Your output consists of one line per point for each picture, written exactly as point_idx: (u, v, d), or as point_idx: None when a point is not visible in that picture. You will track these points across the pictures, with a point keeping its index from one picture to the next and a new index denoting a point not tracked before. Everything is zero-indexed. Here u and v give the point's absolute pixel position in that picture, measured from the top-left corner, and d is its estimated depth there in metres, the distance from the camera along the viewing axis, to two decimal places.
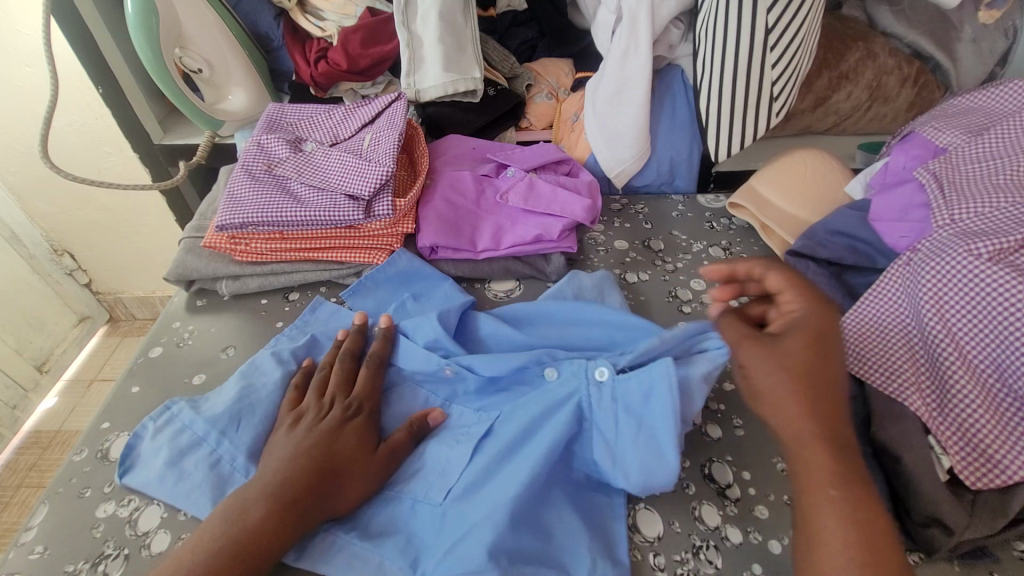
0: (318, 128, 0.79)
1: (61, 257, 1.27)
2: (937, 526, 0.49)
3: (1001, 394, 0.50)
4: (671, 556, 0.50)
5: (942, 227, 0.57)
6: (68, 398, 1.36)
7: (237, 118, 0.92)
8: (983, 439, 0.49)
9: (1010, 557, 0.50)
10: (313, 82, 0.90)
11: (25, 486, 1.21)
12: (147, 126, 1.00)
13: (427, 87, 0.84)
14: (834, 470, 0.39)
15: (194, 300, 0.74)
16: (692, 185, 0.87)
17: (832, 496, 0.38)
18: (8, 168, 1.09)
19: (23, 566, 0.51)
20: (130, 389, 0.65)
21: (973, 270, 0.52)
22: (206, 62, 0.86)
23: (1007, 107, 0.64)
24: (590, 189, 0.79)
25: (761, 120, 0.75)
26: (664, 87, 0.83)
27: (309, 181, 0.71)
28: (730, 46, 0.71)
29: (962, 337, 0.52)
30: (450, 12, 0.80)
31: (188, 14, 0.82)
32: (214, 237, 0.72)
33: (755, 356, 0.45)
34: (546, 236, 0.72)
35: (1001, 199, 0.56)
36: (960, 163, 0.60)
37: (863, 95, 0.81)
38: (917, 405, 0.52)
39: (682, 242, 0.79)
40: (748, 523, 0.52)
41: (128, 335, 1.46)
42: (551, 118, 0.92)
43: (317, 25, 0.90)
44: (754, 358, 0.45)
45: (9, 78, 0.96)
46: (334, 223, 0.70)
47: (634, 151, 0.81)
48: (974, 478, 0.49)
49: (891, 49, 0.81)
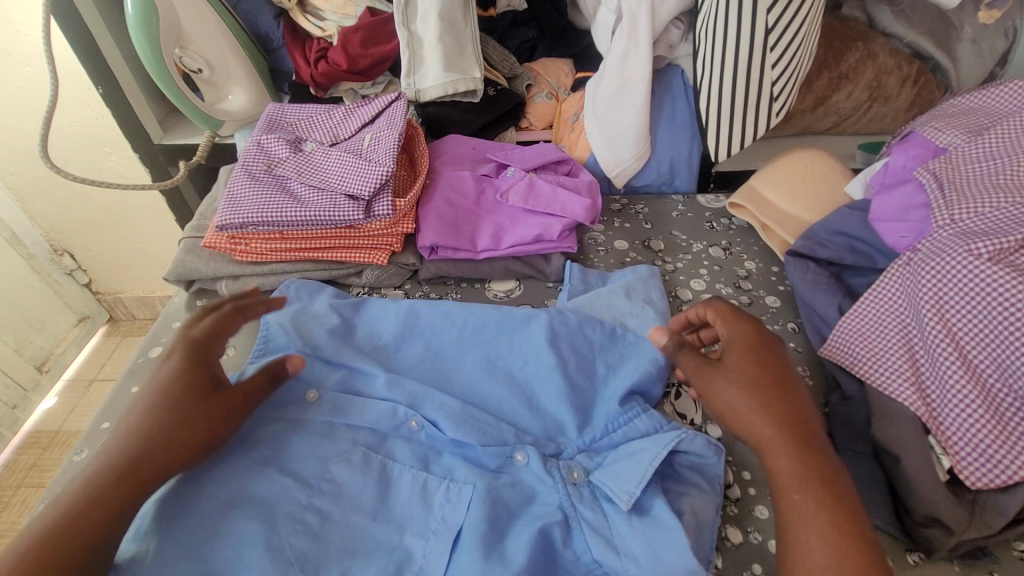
0: (318, 128, 0.79)
1: (61, 257, 1.27)
2: (937, 526, 0.49)
3: (1001, 395, 0.50)
4: None
5: (942, 227, 0.57)
6: (69, 398, 1.36)
7: (237, 118, 0.92)
8: (984, 439, 0.49)
9: (1010, 557, 0.50)
10: (313, 82, 0.90)
11: (25, 486, 1.21)
12: (147, 125, 1.00)
13: (427, 86, 0.84)
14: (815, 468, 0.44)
15: (194, 300, 0.74)
16: (692, 186, 0.87)
17: (794, 500, 0.43)
18: (9, 168, 1.09)
19: None
20: (130, 389, 0.65)
21: (973, 271, 0.52)
22: (206, 62, 0.85)
23: (1007, 107, 0.64)
24: (589, 189, 0.78)
25: (761, 120, 0.75)
26: (664, 87, 0.83)
27: (308, 181, 0.71)
28: (731, 46, 0.71)
29: (963, 336, 0.52)
30: (450, 12, 0.80)
31: (188, 13, 0.82)
32: (214, 237, 0.72)
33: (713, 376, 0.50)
34: (547, 236, 0.72)
35: (1001, 199, 0.56)
36: (960, 163, 0.60)
37: (864, 95, 0.81)
38: (916, 404, 0.52)
39: (682, 243, 0.79)
40: (748, 523, 0.52)
41: (128, 335, 1.46)
42: (551, 118, 0.92)
43: (318, 25, 0.90)
44: (719, 381, 0.49)
45: (11, 78, 0.96)
46: (334, 223, 0.70)
47: (634, 151, 0.81)
48: (974, 478, 0.49)
49: (891, 49, 0.81)
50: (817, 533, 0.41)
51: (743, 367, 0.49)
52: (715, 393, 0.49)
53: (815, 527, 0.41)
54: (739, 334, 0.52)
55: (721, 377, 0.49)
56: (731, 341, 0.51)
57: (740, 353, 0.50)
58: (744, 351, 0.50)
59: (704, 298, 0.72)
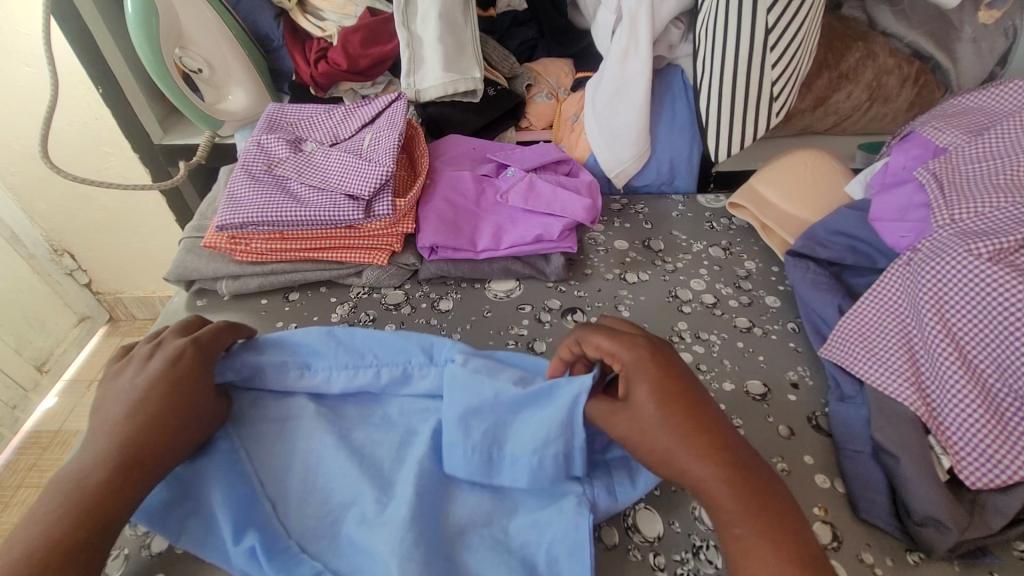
0: (318, 128, 0.79)
1: (62, 257, 1.27)
2: (935, 525, 0.49)
3: (1001, 395, 0.50)
4: (671, 556, 0.50)
5: (942, 227, 0.57)
6: (68, 398, 1.36)
7: (237, 118, 0.92)
8: (984, 440, 0.49)
9: (1010, 557, 0.50)
10: (313, 82, 0.90)
11: (25, 486, 1.21)
12: (147, 126, 1.00)
13: (427, 87, 0.84)
14: (729, 467, 0.41)
15: (194, 300, 0.75)
16: (692, 185, 0.87)
17: (738, 534, 0.39)
18: (9, 168, 1.09)
19: None
20: None
21: (973, 270, 0.52)
22: (206, 62, 0.86)
23: (1007, 107, 0.64)
24: (590, 189, 0.78)
25: (761, 120, 0.75)
26: (664, 87, 0.83)
27: (308, 181, 0.71)
28: (730, 46, 0.71)
29: (962, 336, 0.52)
30: (450, 12, 0.80)
31: (188, 13, 0.82)
32: (214, 237, 0.71)
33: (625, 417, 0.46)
34: (546, 236, 0.72)
35: (1001, 199, 0.56)
36: (960, 163, 0.60)
37: (863, 95, 0.81)
38: (917, 404, 0.52)
39: (682, 243, 0.79)
40: None
41: (128, 335, 1.46)
42: (551, 118, 0.92)
43: (318, 25, 0.90)
44: (629, 424, 0.45)
45: (10, 77, 0.96)
46: (334, 223, 0.70)
47: (634, 151, 0.81)
48: (973, 478, 0.49)
49: (890, 49, 0.81)
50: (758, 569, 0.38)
51: (648, 405, 0.45)
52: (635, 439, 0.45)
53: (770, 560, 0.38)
54: (642, 362, 0.47)
55: (630, 418, 0.45)
56: (632, 374, 0.47)
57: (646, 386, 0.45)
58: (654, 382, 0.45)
59: (704, 298, 0.72)
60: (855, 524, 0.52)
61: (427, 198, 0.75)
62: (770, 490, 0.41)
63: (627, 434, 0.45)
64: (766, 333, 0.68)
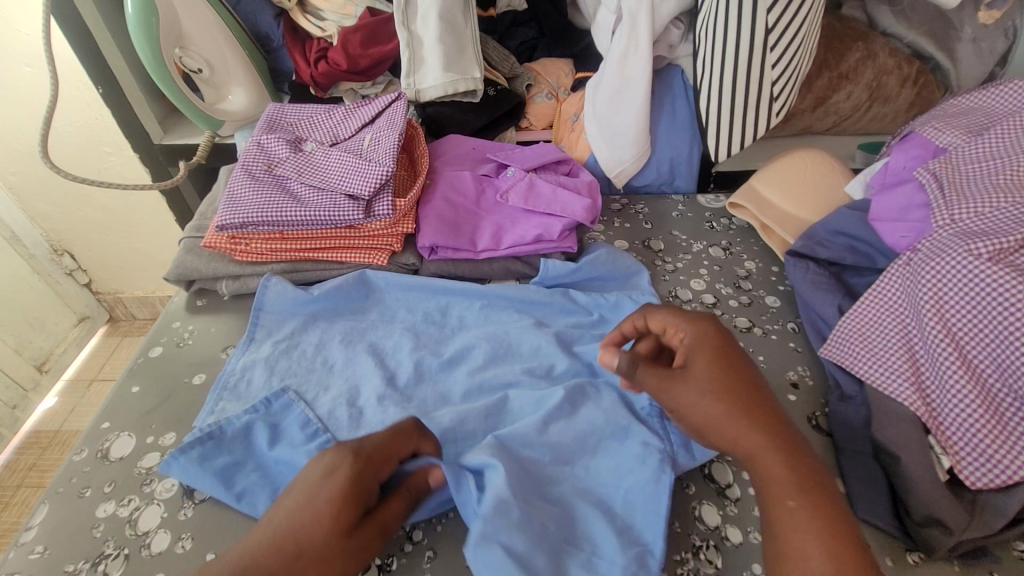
0: (318, 128, 0.79)
1: (61, 257, 1.27)
2: (936, 526, 0.49)
3: (1001, 395, 0.50)
4: (671, 556, 0.50)
5: (942, 227, 0.57)
6: (68, 398, 1.37)
7: (237, 118, 0.92)
8: (984, 439, 0.49)
9: (1011, 557, 0.50)
10: (313, 82, 0.90)
11: (25, 486, 1.21)
12: (147, 126, 1.00)
13: (427, 87, 0.84)
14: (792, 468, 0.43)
15: (194, 300, 0.75)
16: (692, 185, 0.87)
17: (790, 507, 0.41)
18: (8, 168, 1.09)
19: (22, 566, 0.51)
20: (130, 388, 0.65)
21: (973, 270, 0.52)
22: (206, 62, 0.86)
23: (1006, 107, 0.64)
24: (589, 189, 0.78)
25: (761, 120, 0.75)
26: (664, 87, 0.83)
27: (309, 181, 0.71)
28: (731, 46, 0.71)
29: (962, 336, 0.52)
30: (450, 13, 0.80)
31: (189, 13, 0.82)
32: (214, 237, 0.71)
33: (681, 388, 0.48)
34: (547, 236, 0.72)
35: (1001, 199, 0.56)
36: (959, 163, 0.60)
37: (864, 95, 0.81)
38: (917, 404, 0.52)
39: (682, 243, 0.79)
40: (748, 523, 0.52)
41: (128, 335, 1.47)
42: (551, 118, 0.92)
43: (318, 25, 0.90)
44: (685, 390, 0.48)
45: (9, 77, 0.96)
46: (334, 223, 0.70)
47: (634, 151, 0.81)
48: (974, 479, 0.49)
49: (890, 49, 0.81)
50: (813, 539, 0.39)
51: (704, 374, 0.48)
52: (685, 405, 0.47)
53: (814, 533, 0.40)
54: (705, 340, 0.50)
55: (687, 386, 0.48)
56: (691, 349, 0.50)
57: (706, 362, 0.48)
58: (709, 358, 0.49)
59: (704, 298, 0.72)
60: (854, 523, 0.52)
61: (427, 198, 0.74)
62: (820, 475, 0.43)
63: (681, 403, 0.47)
64: (765, 333, 0.68)
